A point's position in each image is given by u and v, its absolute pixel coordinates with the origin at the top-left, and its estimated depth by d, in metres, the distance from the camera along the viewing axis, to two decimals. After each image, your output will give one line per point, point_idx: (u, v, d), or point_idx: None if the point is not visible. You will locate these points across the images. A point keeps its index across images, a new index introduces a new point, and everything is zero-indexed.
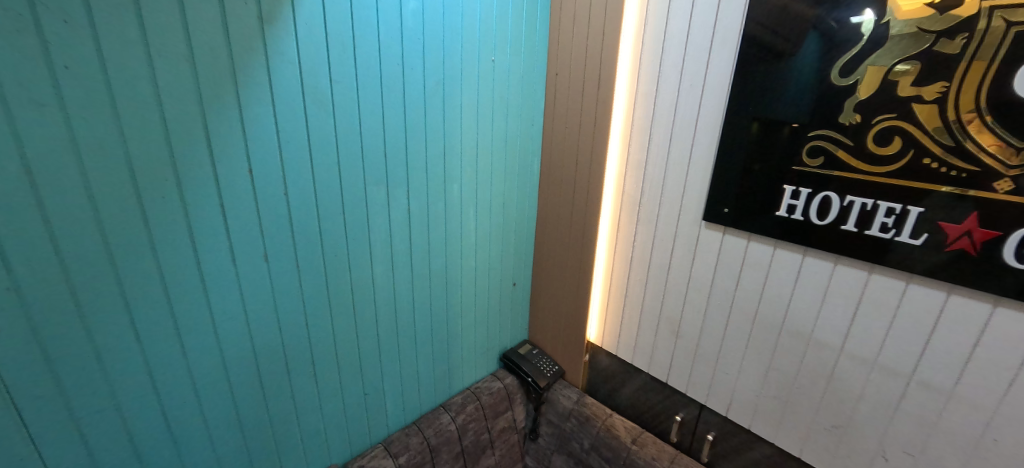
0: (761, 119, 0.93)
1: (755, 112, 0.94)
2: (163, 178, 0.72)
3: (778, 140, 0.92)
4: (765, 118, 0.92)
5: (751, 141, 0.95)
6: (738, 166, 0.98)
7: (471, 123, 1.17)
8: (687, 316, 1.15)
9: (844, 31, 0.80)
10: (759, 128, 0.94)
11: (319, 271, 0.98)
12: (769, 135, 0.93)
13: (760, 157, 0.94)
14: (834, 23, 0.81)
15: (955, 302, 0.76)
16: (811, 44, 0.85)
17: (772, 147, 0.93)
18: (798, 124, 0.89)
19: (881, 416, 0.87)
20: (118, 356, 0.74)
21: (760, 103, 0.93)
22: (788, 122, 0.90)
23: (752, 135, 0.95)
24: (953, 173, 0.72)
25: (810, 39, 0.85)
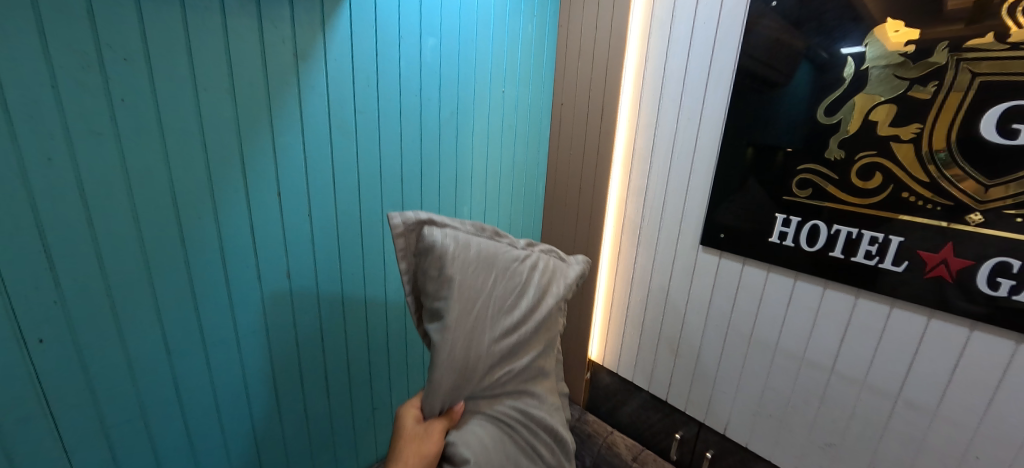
0: (756, 145, 1.00)
1: (751, 138, 1.00)
2: (200, 199, 0.78)
3: (772, 164, 0.98)
4: (759, 143, 0.99)
5: (746, 166, 1.02)
6: (735, 188, 1.04)
7: (482, 149, 1.24)
8: (686, 335, 1.20)
9: (835, 64, 0.88)
10: (754, 153, 1.00)
11: (336, 287, 1.03)
12: (763, 161, 0.99)
13: (756, 180, 1.00)
14: (826, 54, 0.88)
15: (935, 325, 0.82)
16: (804, 75, 0.92)
17: (767, 170, 0.99)
18: (791, 150, 0.95)
19: (871, 434, 0.91)
20: (148, 368, 0.77)
21: (754, 135, 1.00)
22: (782, 146, 0.96)
23: (747, 160, 1.01)
24: (930, 206, 0.79)
25: (804, 69, 0.92)
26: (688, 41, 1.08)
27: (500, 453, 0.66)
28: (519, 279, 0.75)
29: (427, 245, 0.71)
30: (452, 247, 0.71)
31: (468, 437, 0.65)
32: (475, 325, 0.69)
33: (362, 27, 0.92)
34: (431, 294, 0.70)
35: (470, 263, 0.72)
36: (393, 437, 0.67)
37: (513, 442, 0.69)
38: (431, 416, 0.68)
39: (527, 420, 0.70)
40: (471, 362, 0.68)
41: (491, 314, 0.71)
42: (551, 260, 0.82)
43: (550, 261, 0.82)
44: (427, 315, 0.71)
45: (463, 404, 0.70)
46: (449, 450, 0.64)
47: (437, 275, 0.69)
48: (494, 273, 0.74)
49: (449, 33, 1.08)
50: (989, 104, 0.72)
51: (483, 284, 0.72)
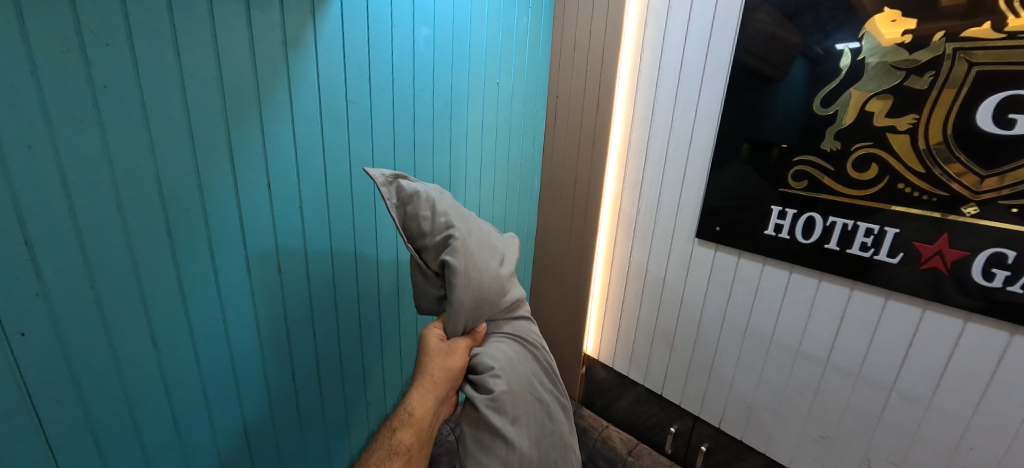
0: (751, 140, 0.99)
1: (746, 133, 1.00)
2: (187, 190, 0.76)
3: (768, 159, 0.97)
4: (755, 139, 0.98)
5: (742, 161, 1.01)
6: (724, 186, 1.05)
7: (476, 141, 1.23)
8: (681, 329, 1.19)
9: (829, 59, 0.87)
10: (749, 148, 1.00)
11: (328, 281, 1.01)
12: (759, 156, 0.98)
13: (751, 175, 1.00)
14: (822, 51, 0.87)
15: (930, 316, 0.81)
16: (799, 71, 0.91)
17: (762, 165, 0.98)
18: (786, 145, 0.94)
19: (866, 426, 0.91)
20: (135, 362, 0.75)
21: (749, 130, 0.99)
22: (776, 142, 0.96)
23: (743, 156, 1.01)
24: (925, 197, 0.78)
25: (799, 65, 0.91)
26: (684, 33, 1.07)
27: (522, 363, 0.75)
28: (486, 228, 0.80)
29: (409, 193, 0.71)
30: (432, 193, 0.72)
31: (495, 351, 0.72)
32: (482, 254, 0.72)
33: (353, 15, 0.90)
34: (425, 233, 0.69)
35: (453, 206, 0.74)
36: (419, 353, 0.70)
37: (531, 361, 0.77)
38: (453, 335, 0.72)
39: (534, 340, 0.81)
40: (486, 286, 0.71)
41: (485, 248, 0.74)
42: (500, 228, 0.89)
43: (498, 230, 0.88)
44: (432, 255, 0.69)
45: (483, 326, 0.76)
46: (477, 362, 0.70)
47: (425, 217, 0.69)
48: (470, 218, 0.77)
49: (443, 23, 1.06)
50: (986, 94, 0.71)
51: (468, 223, 0.74)
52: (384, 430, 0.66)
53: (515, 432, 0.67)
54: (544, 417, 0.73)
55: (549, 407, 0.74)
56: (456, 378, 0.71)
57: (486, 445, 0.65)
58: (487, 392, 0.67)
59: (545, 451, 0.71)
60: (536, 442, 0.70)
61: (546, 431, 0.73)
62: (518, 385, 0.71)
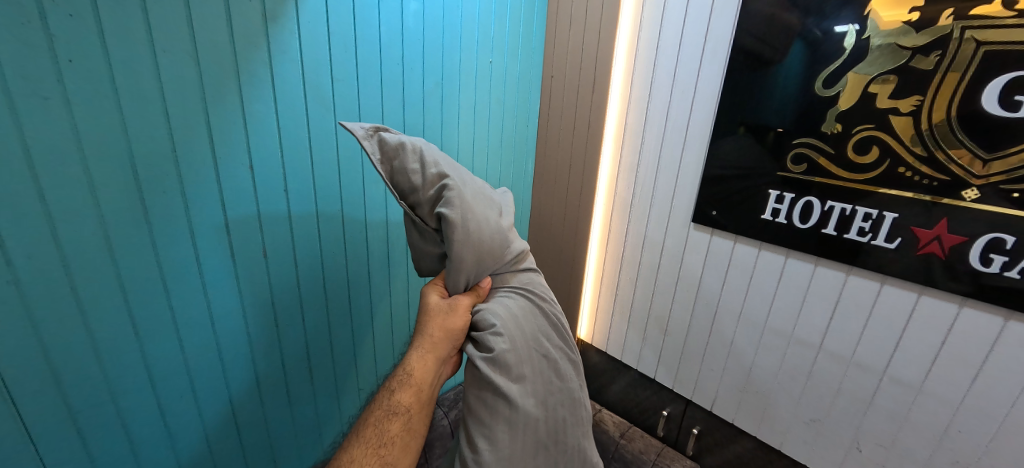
0: (748, 124, 0.97)
1: (743, 117, 0.97)
2: (164, 171, 0.72)
3: (764, 144, 0.95)
4: (751, 123, 0.96)
5: (738, 145, 0.99)
6: (711, 174, 1.04)
7: (468, 123, 1.19)
8: (675, 314, 1.19)
9: (828, 42, 0.84)
10: (746, 132, 0.97)
11: (316, 266, 0.98)
12: (755, 141, 0.96)
13: (747, 158, 0.98)
14: (821, 33, 0.85)
15: (925, 301, 0.81)
16: (797, 54, 0.88)
17: (759, 150, 0.96)
18: (782, 129, 0.92)
19: (856, 409, 0.92)
20: (116, 350, 0.72)
21: (746, 114, 0.97)
22: (772, 127, 0.94)
23: (739, 140, 0.99)
24: (926, 181, 0.77)
25: (797, 48, 0.88)
26: (683, 11, 1.03)
27: (528, 320, 0.71)
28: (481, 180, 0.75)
29: (395, 146, 0.66)
30: (420, 145, 0.67)
31: (498, 307, 0.68)
32: (481, 205, 0.68)
33: None
34: (417, 187, 0.64)
35: (444, 158, 0.69)
36: (420, 312, 0.69)
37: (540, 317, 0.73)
38: (454, 293, 0.69)
39: (543, 293, 0.76)
40: (486, 240, 0.67)
41: (482, 199, 0.69)
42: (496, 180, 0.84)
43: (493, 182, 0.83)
44: (427, 210, 0.65)
45: (487, 280, 0.72)
46: (479, 319, 0.67)
47: (414, 170, 0.65)
48: (464, 169, 0.72)
49: None
50: (993, 75, 0.69)
51: (462, 174, 0.69)
52: (383, 391, 0.66)
53: (518, 390, 0.64)
54: (552, 374, 0.70)
55: (557, 364, 0.71)
56: (460, 336, 0.69)
57: (487, 404, 0.63)
58: (486, 350, 0.64)
59: (553, 410, 0.69)
60: (543, 400, 0.67)
61: (553, 389, 0.70)
62: (523, 343, 0.67)
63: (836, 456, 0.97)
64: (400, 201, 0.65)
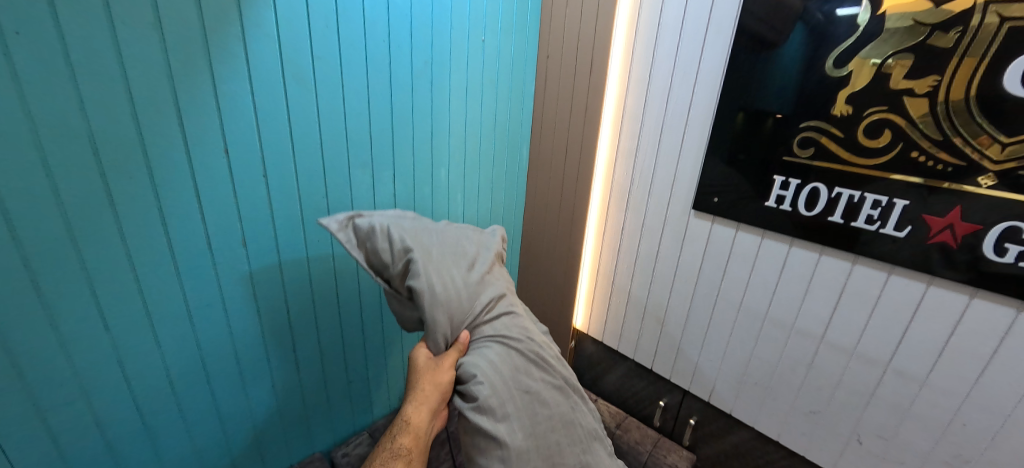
0: (748, 109, 0.93)
1: (742, 102, 0.93)
2: (130, 156, 0.64)
3: (761, 131, 0.92)
4: (750, 109, 0.92)
5: (736, 132, 0.95)
6: (721, 158, 0.98)
7: (460, 106, 1.12)
8: (673, 304, 1.16)
9: (830, 26, 0.80)
10: (744, 118, 0.94)
11: (300, 258, 0.91)
12: (753, 127, 0.93)
13: (746, 145, 0.94)
14: (822, 16, 0.80)
15: (934, 292, 0.78)
16: (797, 38, 0.84)
17: (756, 137, 0.93)
18: (781, 115, 0.89)
19: (857, 402, 0.90)
20: (86, 348, 0.67)
21: (746, 99, 0.93)
22: (772, 112, 0.90)
23: (737, 127, 0.95)
24: (940, 167, 0.73)
25: (797, 31, 0.84)
26: None
27: (508, 365, 0.68)
28: (452, 234, 0.78)
29: (367, 229, 0.69)
30: (389, 223, 0.71)
31: (480, 358, 0.66)
32: (448, 267, 0.71)
33: None
34: (386, 262, 0.68)
35: (412, 227, 0.73)
36: (408, 372, 0.69)
37: (521, 355, 0.70)
38: (440, 352, 0.69)
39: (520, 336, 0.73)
40: (460, 298, 0.69)
41: (447, 255, 0.72)
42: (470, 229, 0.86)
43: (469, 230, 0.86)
44: (399, 283, 0.68)
45: (466, 333, 0.70)
46: (462, 372, 0.66)
47: (381, 242, 0.69)
48: (434, 232, 0.76)
49: None
50: (1017, 53, 0.65)
51: (429, 236, 0.73)
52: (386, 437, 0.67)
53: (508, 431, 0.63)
54: (540, 407, 0.68)
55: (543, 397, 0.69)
56: (449, 391, 0.67)
57: (480, 448, 0.63)
58: (472, 400, 0.64)
59: (544, 438, 0.66)
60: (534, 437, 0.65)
61: (545, 423, 0.67)
62: (505, 384, 0.65)
63: (835, 447, 0.96)
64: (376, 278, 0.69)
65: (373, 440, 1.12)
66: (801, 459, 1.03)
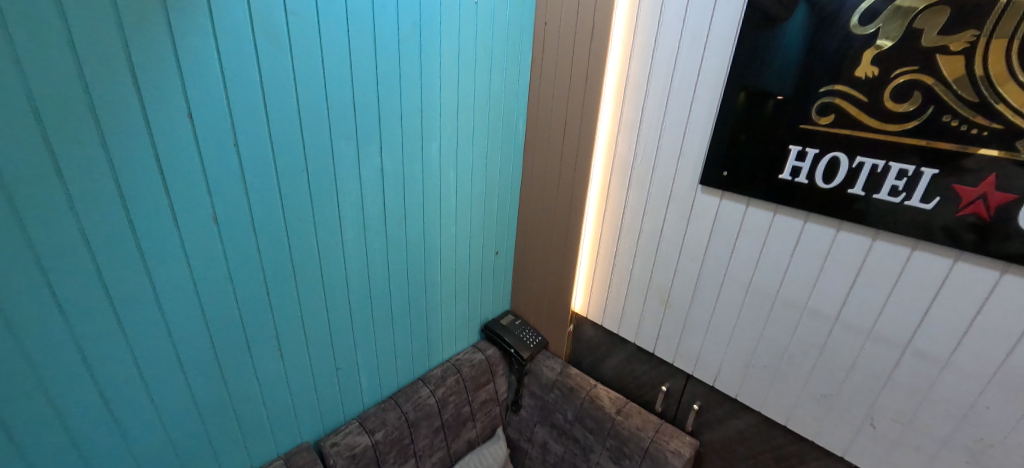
0: (749, 89, 0.88)
1: (744, 81, 0.88)
2: (77, 119, 0.57)
3: (761, 114, 0.87)
4: (752, 89, 0.87)
5: (738, 113, 0.90)
6: (723, 142, 0.94)
7: (452, 74, 1.04)
8: (677, 284, 1.11)
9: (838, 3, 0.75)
10: (745, 99, 0.89)
11: (280, 237, 0.84)
12: (753, 109, 0.88)
13: (748, 127, 0.90)
14: None
15: (961, 268, 0.73)
16: (799, 16, 0.79)
17: (756, 120, 0.88)
18: (782, 97, 0.85)
19: (872, 385, 0.86)
20: (39, 335, 0.61)
21: (748, 77, 0.87)
22: (773, 94, 0.85)
23: (738, 108, 0.90)
24: (974, 132, 0.66)
25: (799, 10, 0.79)
26: None
27: None
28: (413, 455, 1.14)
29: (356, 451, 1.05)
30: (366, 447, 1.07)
31: None
32: None
33: None
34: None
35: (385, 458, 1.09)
36: None
37: None
38: None
39: None
40: None
41: None
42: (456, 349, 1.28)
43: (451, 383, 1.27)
44: None
45: None
46: None
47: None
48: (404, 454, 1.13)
49: None
50: None
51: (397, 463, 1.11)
52: None
53: None
54: None
55: None
56: None
57: None
58: None
59: None
60: None
61: None
62: None
63: (846, 432, 0.92)
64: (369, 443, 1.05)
65: (364, 430, 1.07)
66: (809, 444, 0.99)
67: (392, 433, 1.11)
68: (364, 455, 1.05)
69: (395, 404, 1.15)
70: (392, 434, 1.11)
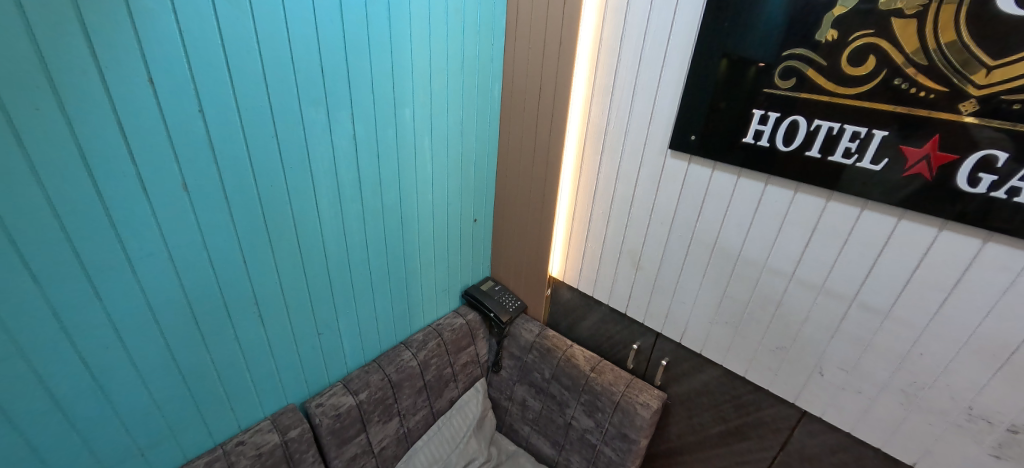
0: (731, 56, 0.87)
1: (715, 49, 0.89)
2: (32, 83, 0.56)
3: (733, 83, 0.89)
4: (734, 55, 0.87)
5: (710, 81, 0.91)
6: (702, 106, 0.94)
7: (423, 39, 1.02)
8: (648, 247, 1.15)
9: None
10: (727, 66, 0.88)
11: (252, 205, 0.84)
12: (722, 79, 0.90)
13: (725, 95, 0.90)
14: None
15: (904, 225, 0.77)
16: None
17: (727, 89, 0.90)
18: (764, 64, 0.84)
19: (823, 336, 0.92)
20: (13, 302, 0.62)
21: (716, 45, 0.88)
22: (755, 61, 0.85)
23: (711, 76, 0.91)
24: (923, 95, 0.69)
25: None
26: None
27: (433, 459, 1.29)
28: (389, 414, 1.19)
29: (336, 414, 1.07)
30: (349, 408, 1.10)
31: None
32: (382, 438, 1.19)
33: None
34: (348, 435, 1.10)
35: (363, 423, 1.13)
36: None
37: (442, 430, 1.34)
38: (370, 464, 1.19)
39: (435, 423, 1.35)
40: (386, 443, 1.21)
41: (377, 440, 1.18)
42: (434, 330, 1.36)
43: (432, 349, 1.30)
44: (354, 447, 1.13)
45: None
46: None
47: (349, 433, 1.10)
48: (382, 414, 1.18)
49: None
50: None
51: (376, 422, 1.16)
52: None
53: None
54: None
55: None
56: None
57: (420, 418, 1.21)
58: None
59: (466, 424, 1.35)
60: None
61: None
62: None
63: (798, 380, 0.99)
64: (349, 404, 1.10)
65: (348, 391, 1.12)
66: (765, 393, 1.07)
67: (376, 393, 1.15)
68: (348, 414, 1.09)
69: (378, 367, 1.20)
70: (376, 395, 1.15)
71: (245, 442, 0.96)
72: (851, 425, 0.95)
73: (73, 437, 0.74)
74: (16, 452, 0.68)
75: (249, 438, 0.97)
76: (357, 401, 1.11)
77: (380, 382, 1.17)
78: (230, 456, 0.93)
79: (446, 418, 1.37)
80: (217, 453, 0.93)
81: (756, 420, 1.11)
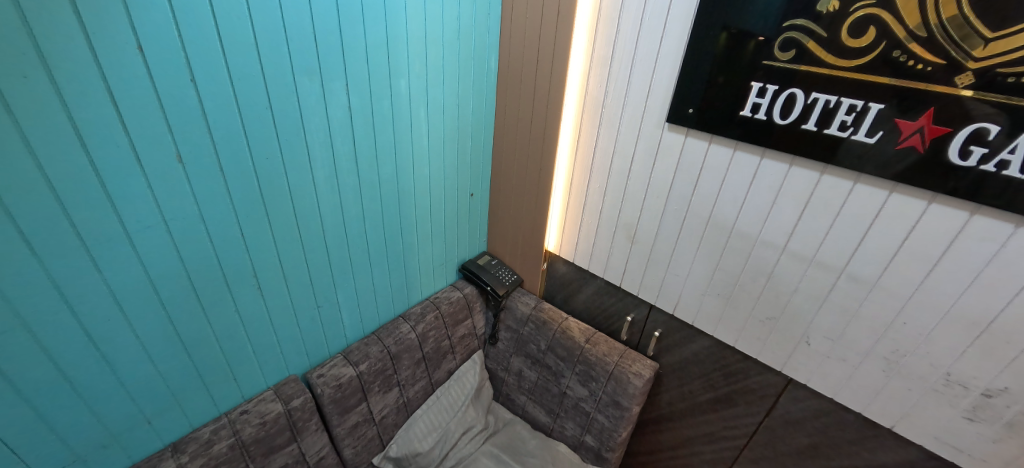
0: (731, 29, 0.86)
1: (716, 20, 0.87)
2: (19, 50, 0.54)
3: (733, 55, 0.88)
4: (734, 27, 0.86)
5: (710, 53, 0.90)
6: (701, 79, 0.93)
7: (418, 8, 0.99)
8: (644, 220, 1.16)
9: None
10: (727, 39, 0.87)
11: (248, 178, 0.84)
12: (723, 51, 0.88)
13: (725, 68, 0.89)
14: None
15: (895, 198, 0.79)
16: None
17: (726, 61, 0.89)
18: (764, 36, 0.83)
19: (811, 306, 0.95)
20: (12, 276, 0.62)
21: (717, 16, 0.87)
22: (755, 34, 0.84)
23: (712, 48, 0.89)
24: (920, 67, 0.69)
25: None
26: None
27: (431, 424, 1.34)
28: (388, 383, 1.22)
29: (337, 384, 1.10)
30: (349, 378, 1.12)
31: None
32: (382, 408, 1.23)
33: None
34: (349, 404, 1.13)
35: (363, 392, 1.16)
36: None
37: (441, 398, 1.38)
38: (371, 431, 1.22)
39: (435, 391, 1.39)
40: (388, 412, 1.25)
41: (377, 410, 1.22)
42: (429, 303, 1.38)
43: (428, 322, 1.32)
44: (354, 415, 1.16)
45: None
46: None
47: (351, 402, 1.14)
48: (382, 383, 1.21)
49: None
50: None
51: (376, 392, 1.20)
52: None
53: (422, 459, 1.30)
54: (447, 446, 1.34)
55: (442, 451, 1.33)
56: None
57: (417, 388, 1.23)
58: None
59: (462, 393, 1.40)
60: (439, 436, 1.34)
61: (446, 436, 1.35)
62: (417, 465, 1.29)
63: (785, 348, 1.03)
64: (349, 374, 1.12)
65: (348, 362, 1.14)
66: (754, 362, 1.11)
67: (375, 364, 1.18)
68: (349, 384, 1.12)
69: (377, 339, 1.22)
70: (375, 366, 1.18)
71: (248, 411, 0.98)
72: (834, 391, 0.99)
73: (81, 405, 0.76)
74: (27, 421, 0.70)
75: (252, 407, 0.99)
76: (356, 372, 1.14)
77: (380, 352, 1.20)
78: (235, 423, 0.95)
79: (445, 387, 1.40)
80: (222, 421, 0.96)
81: (743, 388, 1.16)
